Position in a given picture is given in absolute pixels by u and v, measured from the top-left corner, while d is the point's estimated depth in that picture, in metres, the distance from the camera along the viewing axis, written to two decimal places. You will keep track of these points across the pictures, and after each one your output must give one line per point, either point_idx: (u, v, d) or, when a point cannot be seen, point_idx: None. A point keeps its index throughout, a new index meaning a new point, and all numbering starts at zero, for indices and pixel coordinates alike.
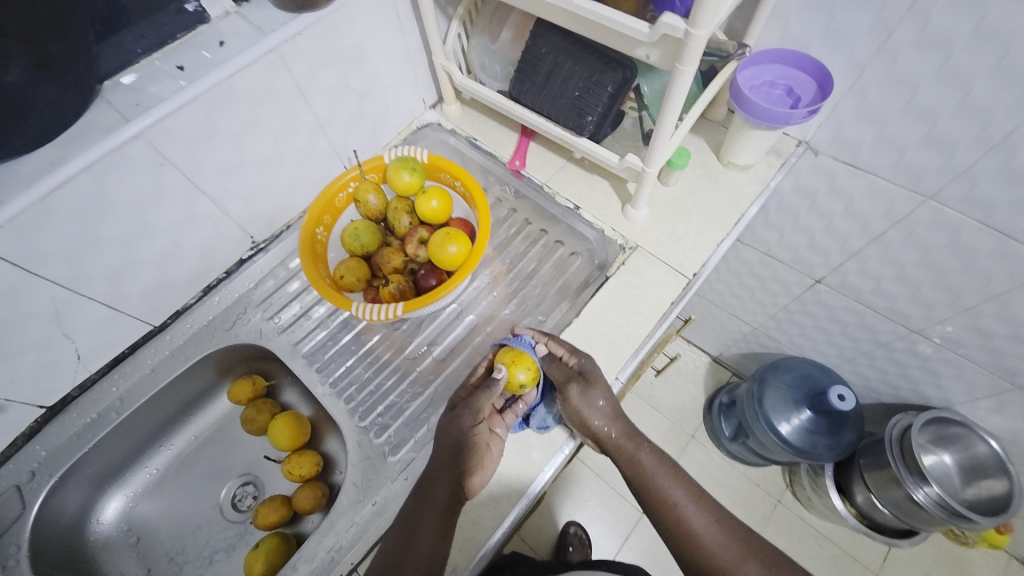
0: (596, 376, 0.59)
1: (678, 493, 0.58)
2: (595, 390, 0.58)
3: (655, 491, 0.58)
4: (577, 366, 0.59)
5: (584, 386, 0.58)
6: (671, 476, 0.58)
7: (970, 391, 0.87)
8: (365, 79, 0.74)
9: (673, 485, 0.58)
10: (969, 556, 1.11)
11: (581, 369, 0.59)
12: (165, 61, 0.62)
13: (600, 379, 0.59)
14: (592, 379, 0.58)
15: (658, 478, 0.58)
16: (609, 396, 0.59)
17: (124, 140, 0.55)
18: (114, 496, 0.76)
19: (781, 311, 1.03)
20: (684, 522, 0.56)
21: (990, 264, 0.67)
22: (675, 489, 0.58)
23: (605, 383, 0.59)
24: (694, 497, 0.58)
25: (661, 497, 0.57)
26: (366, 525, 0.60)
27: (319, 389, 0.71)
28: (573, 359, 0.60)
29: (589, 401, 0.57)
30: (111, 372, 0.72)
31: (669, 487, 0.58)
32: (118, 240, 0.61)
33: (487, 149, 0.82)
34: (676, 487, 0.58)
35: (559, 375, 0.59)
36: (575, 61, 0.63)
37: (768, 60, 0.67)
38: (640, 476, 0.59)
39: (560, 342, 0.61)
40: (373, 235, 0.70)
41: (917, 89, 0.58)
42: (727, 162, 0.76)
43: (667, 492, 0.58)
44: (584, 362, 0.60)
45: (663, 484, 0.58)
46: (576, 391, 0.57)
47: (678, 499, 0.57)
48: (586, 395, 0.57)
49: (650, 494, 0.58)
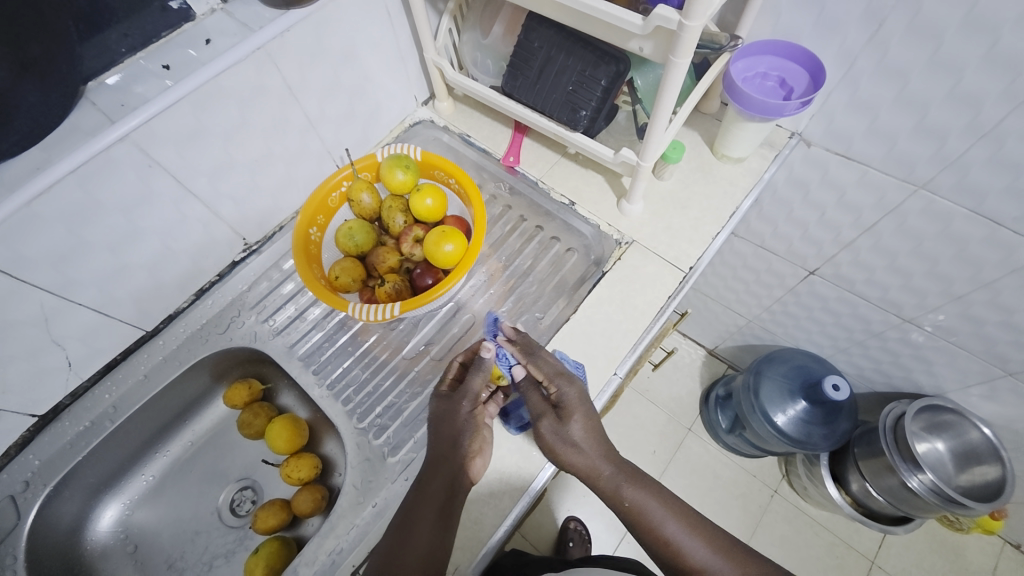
0: (574, 406, 0.56)
1: (672, 526, 0.55)
2: (571, 426, 0.55)
3: (650, 529, 0.55)
4: (556, 396, 0.56)
5: (560, 421, 0.55)
6: (663, 508, 0.56)
7: (962, 378, 0.88)
8: (355, 76, 0.73)
9: (666, 519, 0.55)
10: (963, 542, 1.13)
11: (559, 399, 0.56)
12: (151, 61, 0.61)
13: (578, 410, 0.56)
14: (569, 413, 0.55)
15: (650, 512, 0.56)
16: (588, 430, 0.56)
17: (111, 142, 0.53)
18: (111, 504, 0.75)
19: (775, 303, 1.03)
20: (683, 556, 0.54)
21: (981, 252, 0.68)
22: (669, 522, 0.55)
23: (583, 413, 0.56)
24: (688, 526, 0.55)
25: (657, 534, 0.55)
26: (367, 527, 0.60)
27: (316, 391, 0.71)
28: (555, 386, 0.57)
29: (564, 436, 0.55)
30: (103, 379, 0.71)
31: (663, 522, 0.55)
32: (107, 244, 0.60)
33: (480, 146, 0.82)
34: (669, 520, 0.55)
35: (534, 405, 0.57)
36: (568, 55, 0.63)
37: (760, 52, 0.67)
38: (631, 513, 0.56)
39: (541, 365, 0.58)
40: (367, 234, 0.70)
41: (908, 78, 0.59)
42: (721, 155, 0.76)
43: (660, 529, 0.55)
44: (563, 391, 0.56)
45: (656, 520, 0.55)
46: (549, 426, 0.55)
47: (674, 533, 0.55)
48: (560, 432, 0.55)
49: (643, 531, 0.56)
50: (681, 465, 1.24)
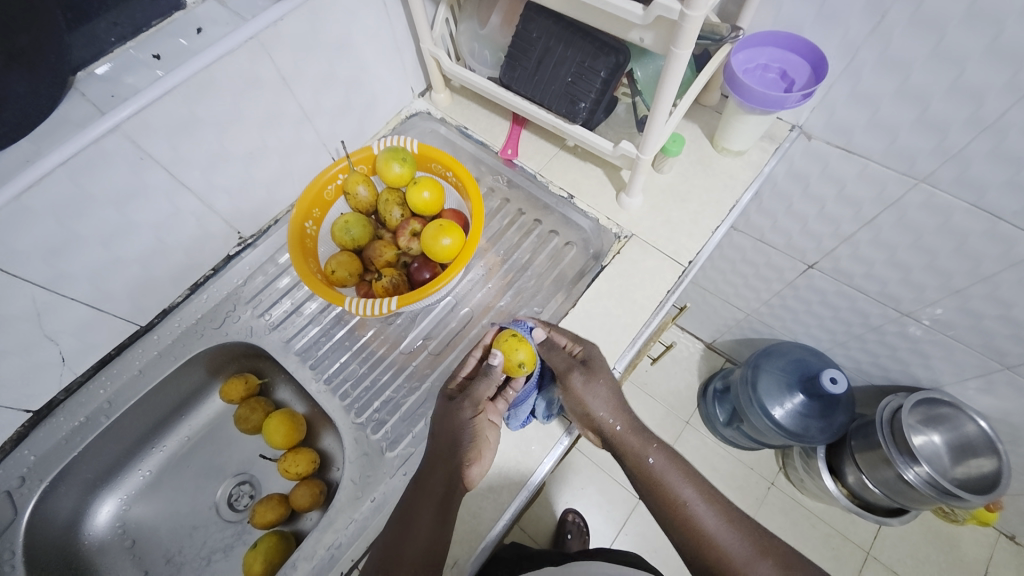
0: (599, 364, 0.58)
1: (690, 492, 0.56)
2: (598, 380, 0.57)
3: (667, 491, 0.56)
4: (582, 354, 0.59)
5: (587, 374, 0.57)
6: (682, 474, 0.57)
7: (959, 371, 0.89)
8: (350, 67, 0.72)
9: (684, 483, 0.56)
10: (958, 533, 1.14)
11: (585, 357, 0.59)
12: (141, 51, 0.59)
13: (603, 368, 0.58)
14: (596, 367, 0.58)
15: (669, 475, 0.57)
16: (611, 386, 0.58)
17: (101, 133, 0.52)
18: (108, 499, 0.75)
19: (773, 296, 1.03)
20: (698, 522, 0.54)
21: (981, 246, 0.68)
22: (687, 488, 0.56)
23: (606, 373, 0.58)
24: (705, 495, 0.56)
25: (673, 498, 0.56)
26: (366, 521, 0.60)
27: (313, 386, 0.70)
28: (577, 348, 0.60)
29: (591, 389, 0.57)
30: (98, 374, 0.70)
31: (680, 485, 0.56)
32: (100, 238, 0.59)
33: (478, 138, 0.81)
34: (686, 485, 0.56)
35: (560, 362, 0.59)
36: (567, 46, 0.62)
37: (761, 43, 0.66)
38: (650, 475, 0.57)
39: (561, 331, 0.61)
40: (364, 228, 0.69)
41: (910, 70, 0.58)
42: (721, 148, 0.75)
43: (678, 491, 0.56)
44: (588, 350, 0.60)
45: (674, 483, 0.56)
46: (578, 379, 0.57)
47: (691, 498, 0.55)
48: (588, 385, 0.57)
49: (660, 494, 0.56)
50: (678, 458, 1.24)
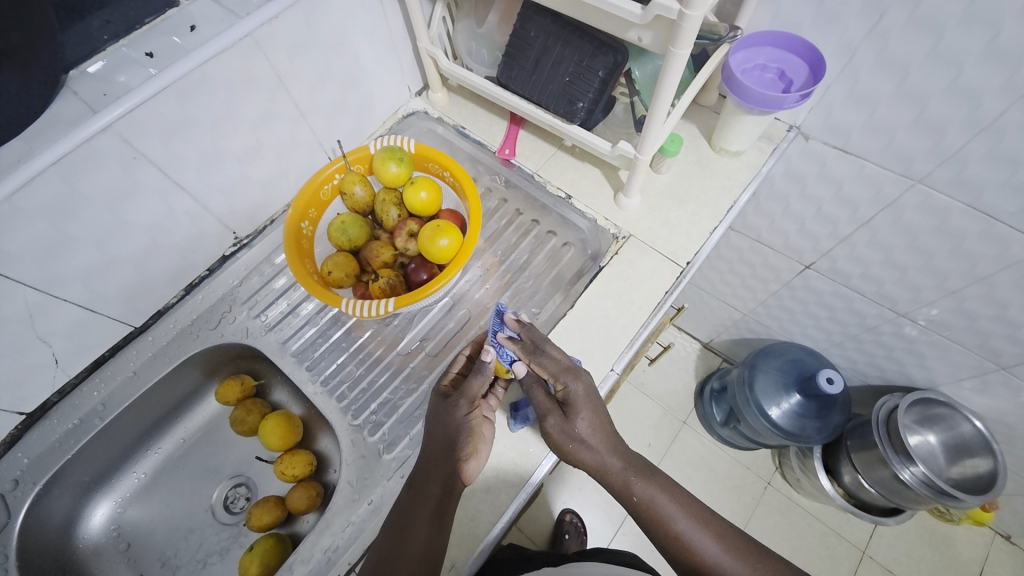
0: (581, 403, 0.56)
1: (684, 521, 0.55)
2: (578, 422, 0.55)
3: (660, 524, 0.55)
4: (562, 394, 0.56)
5: (566, 418, 0.55)
6: (674, 504, 0.56)
7: (954, 371, 0.89)
8: (347, 65, 0.71)
9: (676, 514, 0.55)
10: (953, 532, 1.15)
11: (565, 396, 0.56)
12: (134, 48, 0.59)
13: (584, 406, 0.56)
14: (576, 409, 0.56)
15: (661, 507, 0.56)
16: (594, 425, 0.56)
17: (94, 133, 0.52)
18: (102, 502, 0.74)
19: (770, 296, 1.03)
20: (693, 552, 0.54)
21: (977, 247, 0.68)
22: (680, 518, 0.55)
23: (588, 412, 0.56)
24: (699, 523, 0.55)
25: (666, 530, 0.55)
26: (363, 524, 0.59)
27: (310, 388, 0.70)
28: (561, 384, 0.56)
29: (571, 432, 0.56)
30: (91, 376, 0.70)
31: (673, 517, 0.55)
32: (92, 239, 0.58)
33: (475, 138, 0.80)
34: (680, 514, 0.55)
35: (540, 403, 0.57)
36: (565, 45, 0.62)
37: (760, 43, 0.66)
38: (642, 507, 0.56)
39: (546, 364, 0.56)
40: (360, 228, 0.68)
41: (908, 71, 0.58)
42: (719, 148, 0.75)
43: (671, 524, 0.55)
44: (570, 388, 0.56)
45: (666, 515, 0.55)
46: (556, 423, 0.56)
47: (684, 529, 0.55)
48: (566, 429, 0.55)
49: (654, 526, 0.56)
50: (676, 458, 1.24)
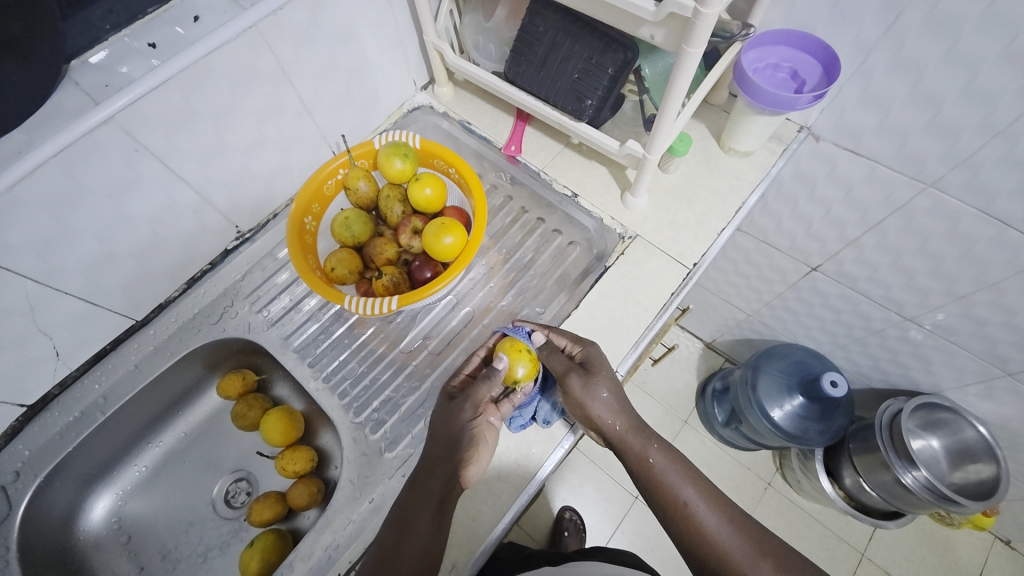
0: (600, 365, 0.58)
1: (690, 491, 0.55)
2: (597, 382, 0.56)
3: (668, 490, 0.55)
4: (580, 355, 0.59)
5: (586, 375, 0.56)
6: (682, 474, 0.56)
7: (960, 377, 0.88)
8: (352, 59, 0.70)
9: (684, 484, 0.55)
10: (953, 536, 1.15)
11: (583, 359, 0.59)
12: (136, 39, 0.58)
13: (603, 368, 0.57)
14: (595, 369, 0.57)
15: (670, 475, 0.56)
16: (613, 387, 0.57)
17: (95, 125, 0.51)
18: (103, 495, 0.74)
19: (775, 298, 1.02)
20: (697, 522, 0.53)
21: (988, 252, 0.67)
22: (687, 488, 0.55)
23: (608, 373, 0.57)
24: (706, 495, 0.55)
25: (672, 497, 0.55)
26: (363, 523, 0.59)
27: (311, 384, 0.70)
28: (577, 350, 0.59)
29: (591, 391, 0.56)
30: (93, 369, 0.69)
31: (680, 486, 0.55)
32: (93, 232, 0.58)
33: (481, 134, 0.79)
34: (687, 485, 0.55)
35: (558, 364, 0.58)
36: (575, 41, 0.61)
37: (773, 42, 0.65)
38: (650, 474, 0.56)
39: (562, 334, 0.61)
40: (364, 224, 0.68)
41: (924, 73, 0.57)
42: (728, 148, 0.74)
43: (677, 490, 0.55)
44: (587, 351, 0.59)
45: (675, 482, 0.55)
46: (577, 382, 0.56)
47: (690, 498, 0.55)
48: (589, 387, 0.56)
49: (660, 493, 0.55)
50: None
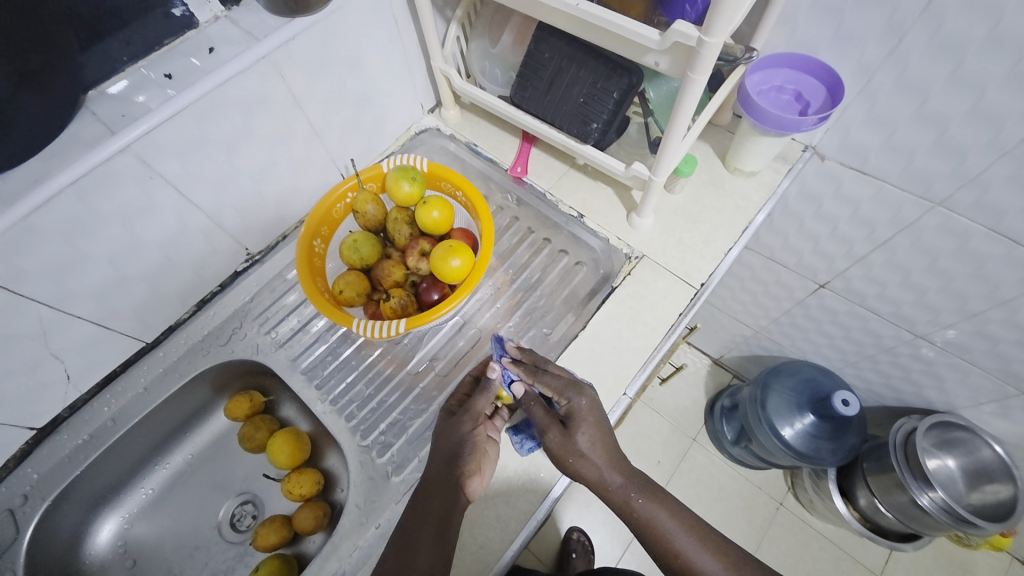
0: (583, 419, 0.54)
1: (684, 539, 0.53)
2: (578, 437, 0.53)
3: (661, 540, 0.53)
4: (564, 409, 0.55)
5: (567, 432, 0.54)
6: (675, 521, 0.54)
7: (974, 395, 0.87)
8: (361, 84, 0.72)
9: (678, 531, 0.53)
10: (972, 558, 1.12)
11: (567, 412, 0.55)
12: (152, 70, 0.59)
13: (585, 421, 0.54)
14: (577, 424, 0.54)
15: (662, 524, 0.54)
16: (597, 440, 0.54)
17: (111, 154, 0.52)
18: (110, 518, 0.74)
19: (783, 314, 1.02)
20: (693, 571, 0.52)
21: (999, 270, 0.66)
22: (680, 535, 0.53)
23: (591, 424, 0.54)
24: (699, 539, 0.53)
25: (667, 546, 0.53)
26: (370, 549, 0.59)
27: (318, 407, 0.69)
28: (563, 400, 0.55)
29: (570, 447, 0.53)
30: (102, 392, 0.70)
31: (674, 534, 0.53)
32: (107, 257, 0.58)
33: (487, 155, 0.80)
34: (680, 531, 0.53)
35: (539, 419, 0.56)
36: (580, 67, 0.61)
37: (777, 64, 0.65)
38: (642, 524, 0.54)
39: (547, 381, 0.56)
40: (372, 247, 0.68)
41: (928, 93, 0.57)
42: (733, 168, 0.74)
43: (672, 541, 0.53)
44: (573, 403, 0.55)
45: (667, 532, 0.53)
46: (556, 438, 0.54)
47: (685, 547, 0.53)
48: (569, 443, 0.53)
49: (653, 542, 0.54)
50: (685, 476, 1.22)
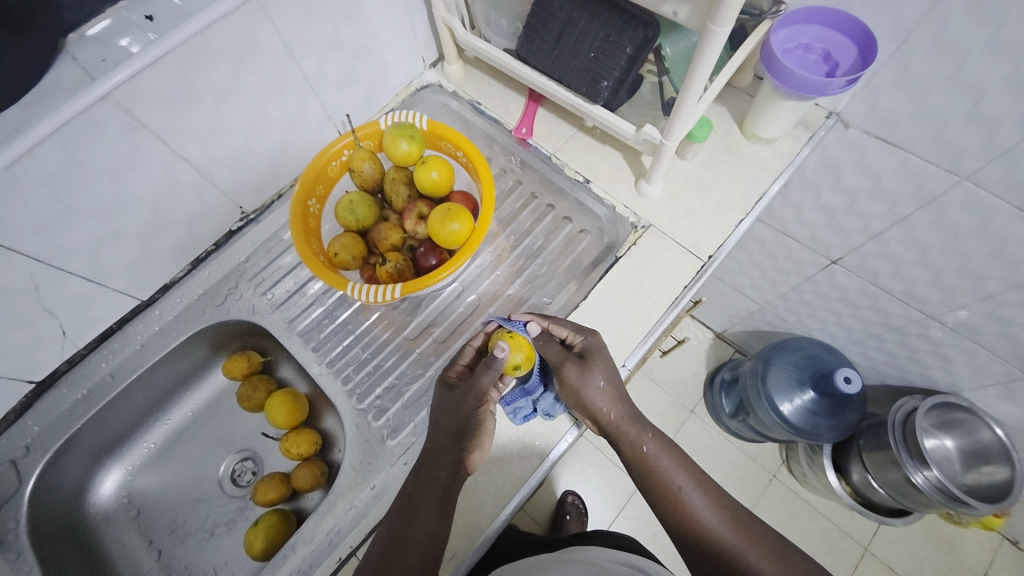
0: (598, 356, 0.56)
1: (684, 480, 0.54)
2: (594, 370, 0.55)
3: (661, 478, 0.54)
4: (580, 345, 0.57)
5: (584, 364, 0.55)
6: (675, 462, 0.55)
7: (980, 377, 0.85)
8: (358, 34, 0.67)
9: (678, 472, 0.55)
10: (960, 535, 1.13)
11: (582, 349, 0.57)
12: (133, 12, 0.56)
13: (600, 357, 0.56)
14: (592, 358, 0.56)
15: (664, 464, 0.55)
16: (610, 375, 0.56)
17: (91, 101, 0.49)
18: (113, 470, 0.76)
19: (791, 290, 0.99)
20: (690, 512, 0.53)
21: (1020, 251, 0.63)
22: (680, 475, 0.55)
23: (604, 361, 0.56)
24: (698, 483, 0.55)
25: (667, 484, 0.54)
26: (365, 509, 0.59)
27: (315, 368, 0.69)
28: (578, 340, 0.58)
29: (585, 378, 0.55)
30: (99, 348, 0.70)
31: (674, 474, 0.55)
32: (95, 212, 0.57)
33: (491, 115, 0.76)
34: (680, 472, 0.55)
35: (554, 353, 0.57)
36: (591, 18, 0.57)
37: (805, 20, 0.60)
38: (644, 464, 0.55)
39: (563, 323, 0.58)
40: (369, 209, 0.66)
41: (967, 56, 0.52)
42: (750, 134, 0.70)
43: (672, 479, 0.54)
44: (588, 341, 0.57)
45: (669, 471, 0.55)
46: (572, 370, 0.55)
47: (684, 487, 0.54)
48: (583, 375, 0.55)
49: (652, 480, 0.55)
50: (680, 447, 1.23)
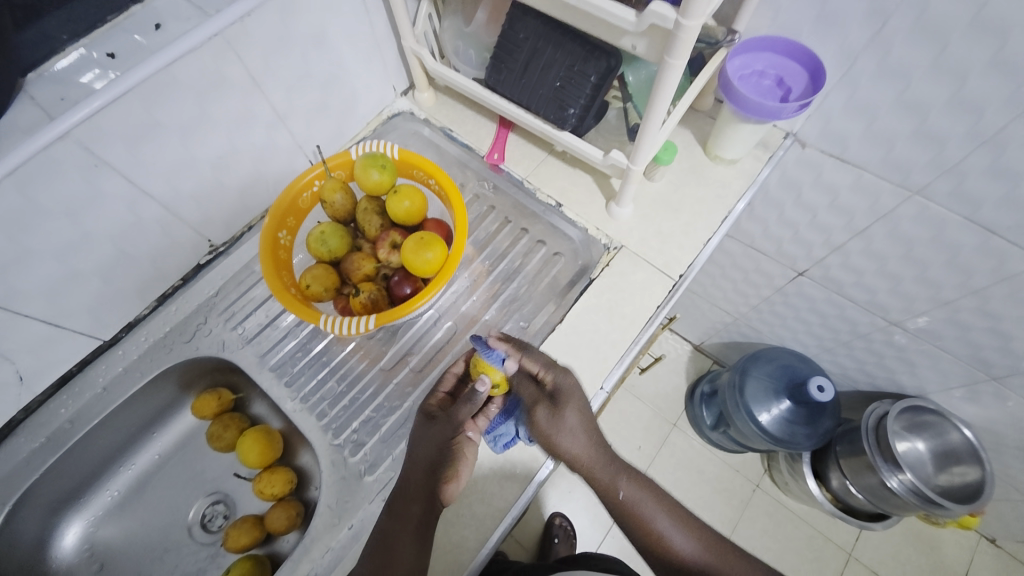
0: (569, 396, 0.55)
1: (664, 520, 0.54)
2: (566, 413, 0.54)
3: (641, 522, 0.54)
4: (551, 385, 0.55)
5: (555, 408, 0.54)
6: (653, 501, 0.55)
7: (944, 380, 0.89)
8: (327, 65, 0.68)
9: (657, 512, 0.54)
10: (939, 535, 1.16)
11: (553, 388, 0.55)
12: (94, 49, 0.55)
13: (571, 398, 0.55)
14: (564, 402, 0.54)
15: (642, 507, 0.54)
16: (582, 417, 0.55)
17: (49, 141, 0.48)
18: (74, 522, 0.71)
19: (762, 302, 1.02)
20: (672, 551, 0.53)
21: (973, 259, 0.67)
22: (659, 516, 0.54)
23: (576, 403, 0.55)
24: (677, 519, 0.55)
25: (647, 526, 0.54)
26: (343, 550, 0.57)
27: (288, 405, 0.67)
28: (548, 376, 0.56)
29: (558, 422, 0.54)
30: (58, 393, 0.67)
31: (652, 515, 0.54)
32: (52, 253, 0.55)
33: (463, 142, 0.77)
34: (658, 512, 0.54)
35: (528, 394, 0.56)
36: (556, 48, 0.59)
37: (758, 48, 0.63)
38: (623, 508, 0.54)
39: (536, 356, 0.56)
40: (341, 239, 0.65)
41: (910, 79, 0.56)
42: (714, 155, 0.73)
43: (651, 521, 0.54)
44: (560, 380, 0.55)
45: (648, 513, 0.54)
46: (544, 415, 0.54)
47: (664, 527, 0.54)
48: (555, 420, 0.54)
49: (632, 523, 0.54)
50: (665, 462, 1.24)
